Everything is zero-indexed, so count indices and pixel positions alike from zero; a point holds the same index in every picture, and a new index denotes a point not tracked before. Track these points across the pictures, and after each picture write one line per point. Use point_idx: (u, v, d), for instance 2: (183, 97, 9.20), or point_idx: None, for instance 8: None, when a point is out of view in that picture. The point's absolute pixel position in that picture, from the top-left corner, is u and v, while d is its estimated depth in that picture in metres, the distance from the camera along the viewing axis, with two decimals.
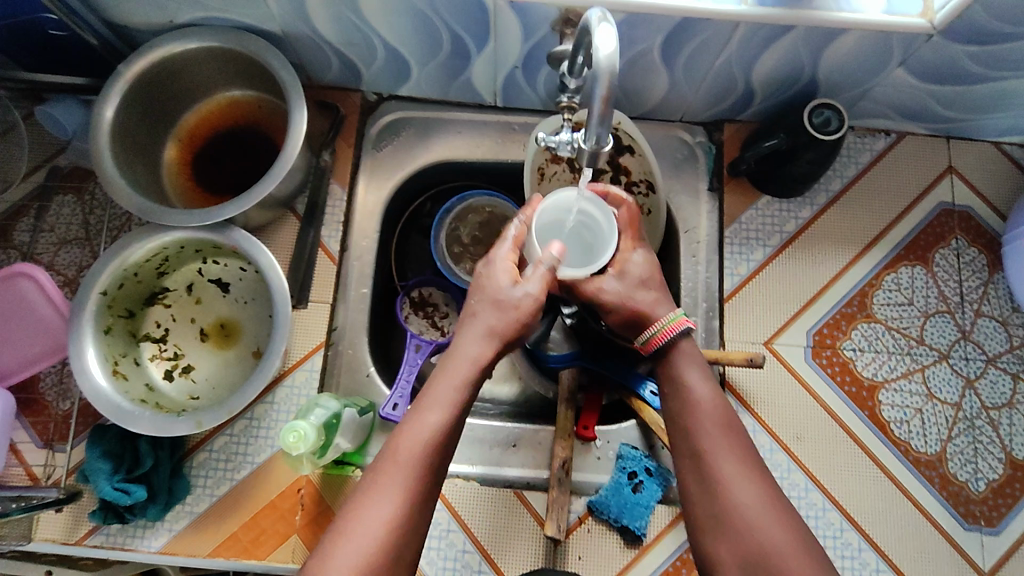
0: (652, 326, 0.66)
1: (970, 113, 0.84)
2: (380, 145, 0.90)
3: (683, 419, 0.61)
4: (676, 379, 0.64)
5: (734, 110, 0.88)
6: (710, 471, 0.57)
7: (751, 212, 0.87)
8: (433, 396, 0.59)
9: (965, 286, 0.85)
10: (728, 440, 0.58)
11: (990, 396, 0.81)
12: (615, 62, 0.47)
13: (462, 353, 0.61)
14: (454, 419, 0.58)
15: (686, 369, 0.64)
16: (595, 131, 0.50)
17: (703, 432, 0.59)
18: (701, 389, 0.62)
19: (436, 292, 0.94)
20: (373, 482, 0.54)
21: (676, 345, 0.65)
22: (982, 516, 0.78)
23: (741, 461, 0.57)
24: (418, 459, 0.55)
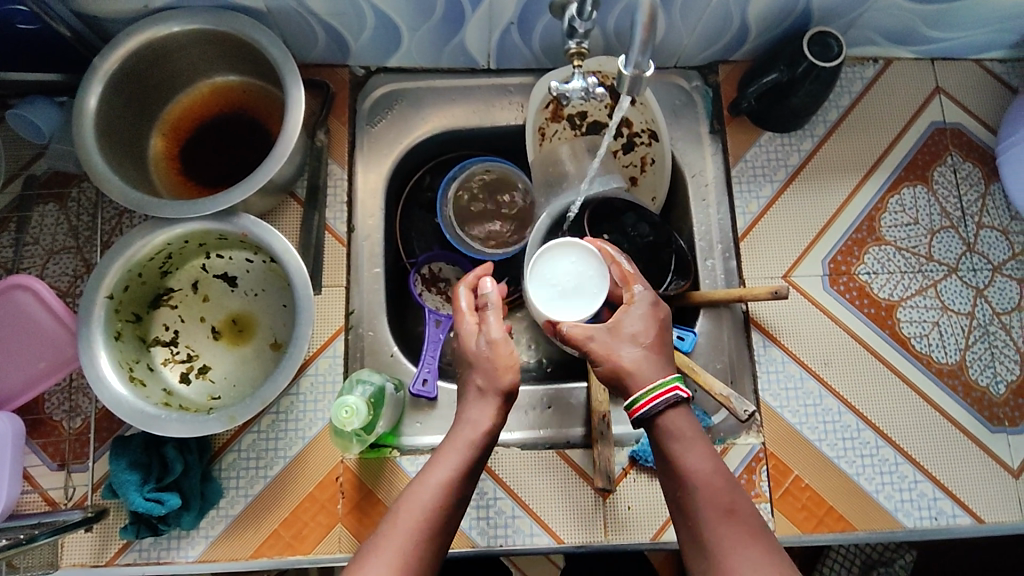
0: (641, 388, 0.62)
1: (954, 31, 0.86)
2: (374, 120, 0.88)
3: (685, 501, 0.59)
4: (669, 457, 0.60)
5: (728, 50, 0.88)
6: (724, 567, 0.54)
7: (755, 149, 0.87)
8: (438, 463, 0.59)
9: (965, 200, 0.87)
10: (733, 529, 0.56)
11: (999, 302, 0.84)
12: None
13: (463, 423, 0.62)
14: (452, 495, 0.58)
15: (681, 449, 0.60)
16: (636, 58, 0.54)
17: (709, 522, 0.56)
18: (700, 467, 0.58)
19: (447, 267, 0.92)
20: (368, 551, 0.54)
21: (665, 417, 0.61)
22: (1006, 417, 0.80)
23: (752, 552, 0.54)
24: (412, 533, 0.55)
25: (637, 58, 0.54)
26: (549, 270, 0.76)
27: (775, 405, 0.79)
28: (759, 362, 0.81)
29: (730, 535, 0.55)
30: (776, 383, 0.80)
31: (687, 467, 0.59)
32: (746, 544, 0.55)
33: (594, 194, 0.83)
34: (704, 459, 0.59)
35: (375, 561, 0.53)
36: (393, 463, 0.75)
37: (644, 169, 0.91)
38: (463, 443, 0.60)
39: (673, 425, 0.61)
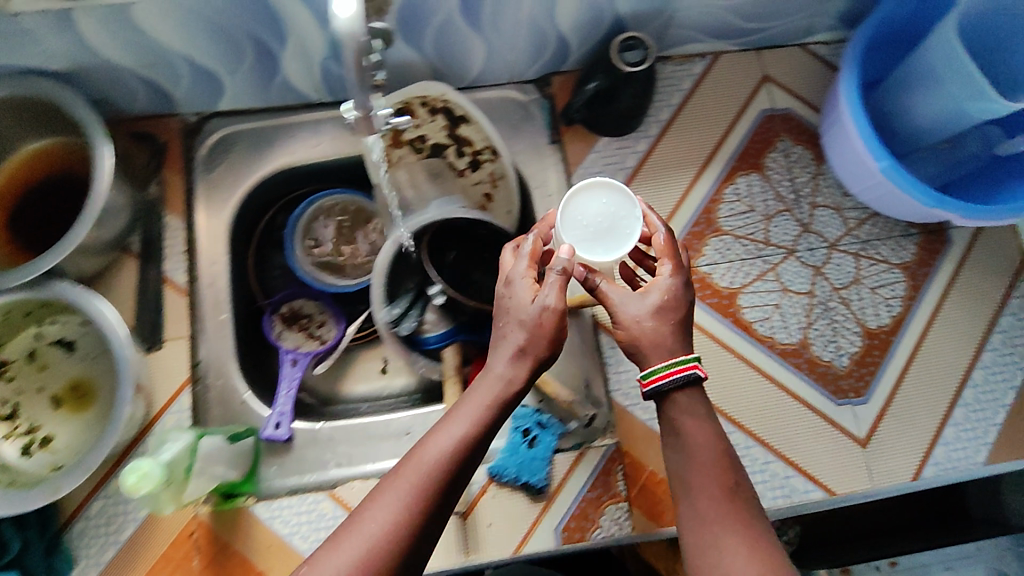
0: (658, 361, 0.59)
1: (770, 21, 0.88)
2: (211, 164, 0.87)
3: (688, 472, 0.58)
4: (671, 427, 0.60)
5: (556, 61, 0.88)
6: (713, 544, 0.55)
7: (592, 156, 0.90)
8: (468, 406, 0.58)
9: (797, 183, 0.90)
10: (730, 502, 0.56)
11: (837, 278, 0.87)
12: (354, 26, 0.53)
13: (492, 370, 0.59)
14: (481, 435, 0.56)
15: (690, 422, 0.59)
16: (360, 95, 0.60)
17: (703, 500, 0.57)
18: (705, 445, 0.58)
19: (308, 302, 0.92)
20: (378, 489, 0.54)
21: (673, 400, 0.60)
22: (851, 389, 0.83)
23: (731, 531, 0.55)
24: (427, 479, 0.53)
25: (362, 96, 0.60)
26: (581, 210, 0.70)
27: (626, 404, 0.81)
28: (608, 364, 0.82)
29: (715, 513, 0.56)
30: (626, 382, 0.82)
31: (690, 453, 0.58)
32: (722, 522, 0.55)
33: (430, 220, 0.85)
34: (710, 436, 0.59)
35: (373, 510, 0.52)
36: (247, 510, 0.75)
37: (495, 185, 0.90)
38: (494, 388, 0.58)
39: (684, 407, 0.60)
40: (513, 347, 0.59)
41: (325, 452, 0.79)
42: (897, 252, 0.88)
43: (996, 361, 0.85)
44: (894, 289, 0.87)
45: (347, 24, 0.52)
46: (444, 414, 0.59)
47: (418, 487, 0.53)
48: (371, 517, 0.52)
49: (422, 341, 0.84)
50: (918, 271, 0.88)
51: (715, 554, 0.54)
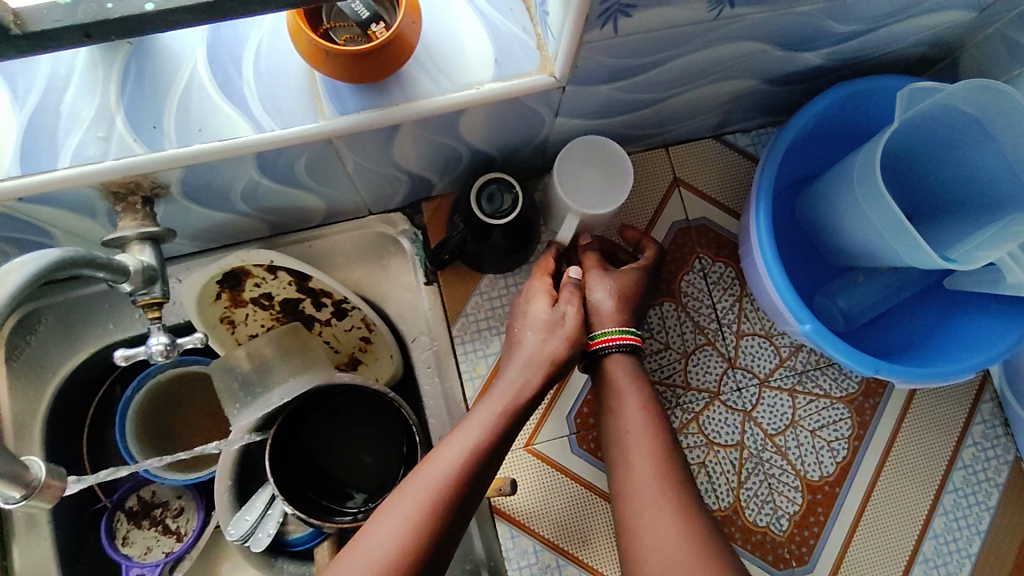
0: (604, 325, 0.65)
1: (673, 124, 0.74)
2: (17, 352, 0.73)
3: (620, 432, 0.62)
4: (610, 389, 0.64)
5: (422, 191, 0.74)
6: (642, 501, 0.57)
7: (476, 298, 0.76)
8: (483, 412, 0.60)
9: (720, 309, 0.77)
10: (648, 448, 0.59)
11: (770, 423, 0.75)
12: None
13: (509, 380, 0.62)
14: (483, 450, 0.57)
15: (622, 391, 0.63)
16: (1, 471, 0.37)
17: (633, 460, 0.59)
18: (633, 409, 0.62)
19: (161, 486, 0.79)
20: (388, 504, 0.55)
21: (609, 359, 0.65)
22: (792, 557, 0.72)
23: (652, 501, 0.56)
24: (441, 488, 0.55)
25: (5, 470, 0.38)
26: (576, 163, 0.67)
27: None
28: (510, 559, 0.70)
29: (645, 470, 0.58)
30: None
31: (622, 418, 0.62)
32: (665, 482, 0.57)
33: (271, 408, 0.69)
34: (636, 400, 0.62)
35: (378, 532, 0.53)
36: None
37: (370, 328, 0.77)
38: (504, 395, 0.61)
39: (614, 370, 0.64)
40: (525, 361, 0.63)
41: None
42: (839, 383, 0.76)
43: (957, 504, 0.74)
44: (838, 430, 0.75)
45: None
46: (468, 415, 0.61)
47: (438, 491, 0.55)
48: (372, 534, 0.53)
49: (285, 541, 0.72)
50: (864, 402, 0.76)
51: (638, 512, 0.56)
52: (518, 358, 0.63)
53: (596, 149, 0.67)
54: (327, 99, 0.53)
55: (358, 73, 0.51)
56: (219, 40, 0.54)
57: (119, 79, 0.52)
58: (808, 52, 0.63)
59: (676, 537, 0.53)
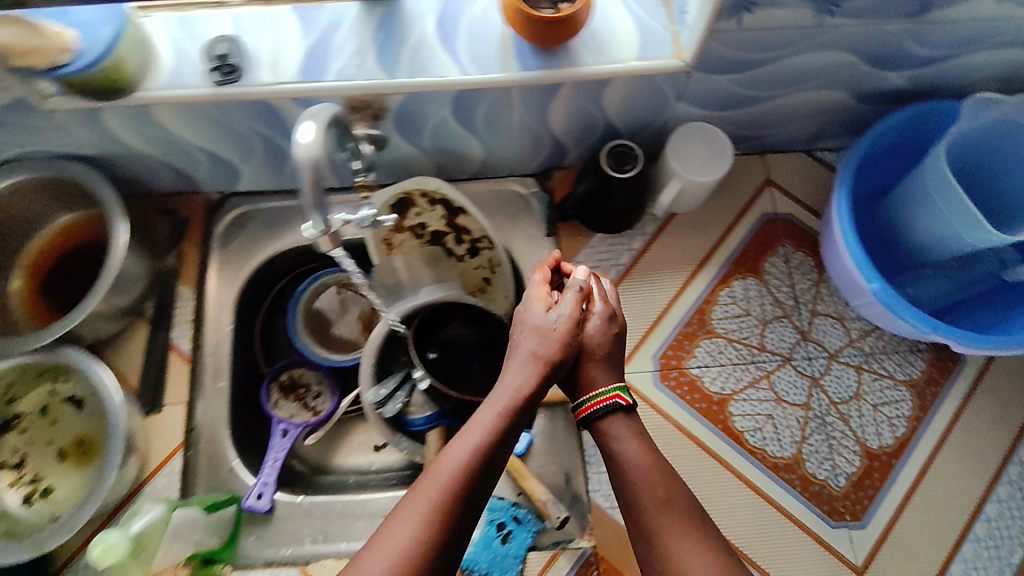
0: (589, 393, 0.69)
1: (773, 129, 0.89)
2: (228, 241, 0.93)
3: (628, 491, 0.65)
4: (612, 451, 0.67)
5: (556, 158, 0.92)
6: (665, 546, 0.61)
7: (588, 250, 0.91)
8: (484, 411, 0.62)
9: (797, 289, 0.89)
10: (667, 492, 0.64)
11: (836, 392, 0.84)
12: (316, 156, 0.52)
13: (507, 381, 0.65)
14: (490, 450, 0.59)
15: (623, 446, 0.67)
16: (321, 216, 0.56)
17: (649, 513, 0.63)
18: (640, 462, 0.66)
19: (308, 371, 0.96)
20: (400, 508, 0.56)
21: (606, 422, 0.68)
22: (846, 511, 0.80)
23: (689, 537, 0.61)
24: (450, 485, 0.57)
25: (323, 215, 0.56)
26: (688, 143, 0.83)
27: (605, 507, 0.81)
28: (590, 464, 0.83)
29: (664, 527, 0.62)
30: (607, 485, 0.81)
31: (628, 471, 0.66)
32: (684, 526, 0.62)
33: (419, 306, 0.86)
34: (642, 452, 0.66)
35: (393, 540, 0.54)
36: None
37: (493, 271, 0.93)
38: (500, 399, 0.63)
39: (612, 429, 0.68)
40: (528, 352, 0.66)
41: (305, 524, 0.82)
42: (903, 368, 0.86)
43: (1010, 495, 0.81)
44: (898, 409, 0.84)
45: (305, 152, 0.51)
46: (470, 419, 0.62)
47: (445, 494, 0.56)
48: (389, 544, 0.53)
49: (407, 422, 0.88)
50: (925, 389, 0.85)
51: (667, 558, 0.60)
52: (519, 361, 0.65)
53: (705, 133, 0.83)
54: (515, 59, 0.73)
55: (542, 37, 0.70)
56: (446, 12, 0.75)
57: (373, 28, 0.74)
58: (894, 73, 0.78)
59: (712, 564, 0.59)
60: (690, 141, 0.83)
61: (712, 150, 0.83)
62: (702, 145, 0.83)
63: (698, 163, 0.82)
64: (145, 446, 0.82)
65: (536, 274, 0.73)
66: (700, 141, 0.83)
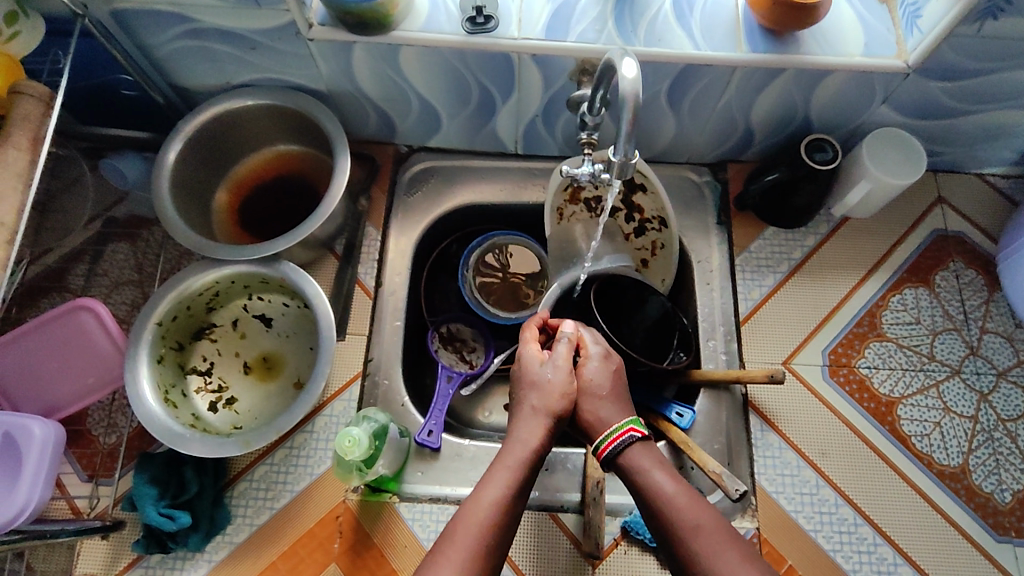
0: (599, 433, 0.69)
1: (956, 145, 0.91)
2: (411, 191, 0.98)
3: (664, 520, 0.62)
4: (643, 481, 0.65)
5: (738, 149, 0.94)
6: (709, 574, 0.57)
7: (759, 242, 0.93)
8: (501, 467, 0.66)
9: (968, 305, 0.90)
10: (705, 517, 0.61)
11: (1005, 409, 0.85)
12: (637, 87, 0.55)
13: (516, 437, 0.69)
14: (507, 502, 0.63)
15: (648, 475, 0.65)
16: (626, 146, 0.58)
17: (689, 540, 0.60)
18: (669, 490, 0.63)
19: (465, 327, 1.00)
20: (431, 559, 0.59)
21: (625, 455, 0.67)
22: (1012, 528, 0.79)
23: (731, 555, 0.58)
24: (474, 536, 0.60)
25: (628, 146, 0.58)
26: (881, 151, 0.86)
27: (770, 490, 0.81)
28: (755, 445, 0.83)
29: (709, 548, 0.59)
30: (772, 468, 0.82)
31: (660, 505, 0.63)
32: (726, 548, 0.58)
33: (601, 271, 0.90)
34: (668, 480, 0.64)
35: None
36: (391, 507, 0.80)
37: (654, 253, 0.96)
38: (514, 451, 0.67)
39: (636, 461, 0.67)
40: (539, 399, 0.71)
41: (467, 468, 0.84)
42: None
43: None
44: None
45: (630, 82, 0.55)
46: (494, 466, 0.67)
47: (479, 533, 0.60)
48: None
49: None
50: None
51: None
52: (533, 409, 0.71)
53: (900, 142, 0.86)
54: (744, 40, 0.76)
55: (782, 22, 0.73)
56: None
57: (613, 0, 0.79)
58: None
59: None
60: (884, 148, 0.85)
61: (907, 158, 0.85)
62: (895, 153, 0.85)
63: (892, 170, 0.85)
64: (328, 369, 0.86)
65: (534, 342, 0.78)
66: (894, 149, 0.85)
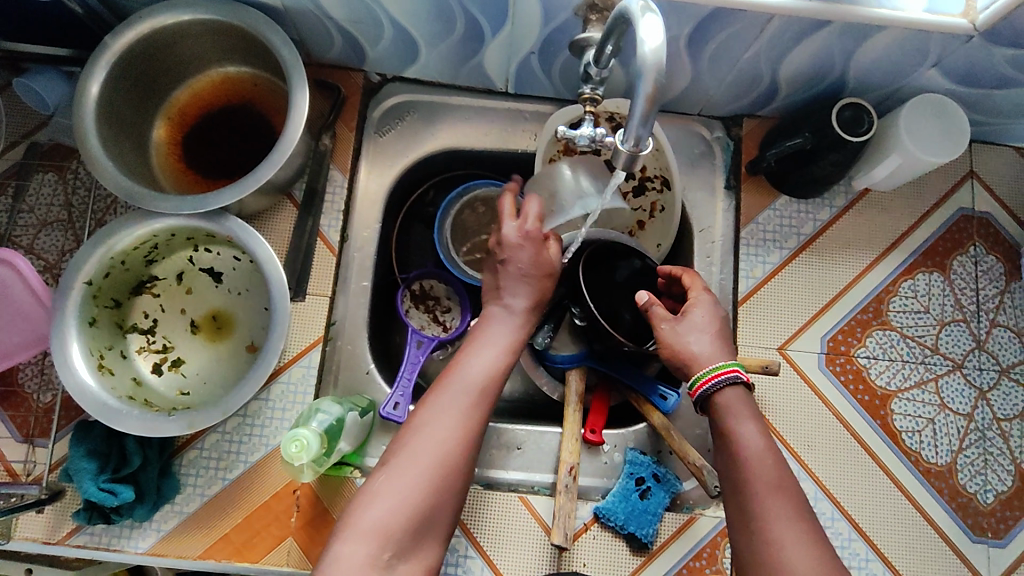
0: (702, 367, 0.63)
1: (1002, 117, 0.80)
2: (383, 128, 0.86)
3: (735, 472, 0.58)
4: (728, 430, 0.60)
5: (756, 104, 0.83)
6: (764, 537, 0.54)
7: (769, 212, 0.84)
8: (485, 343, 0.66)
9: (981, 294, 0.83)
10: (784, 489, 0.56)
11: (1001, 408, 0.81)
12: (660, 57, 0.44)
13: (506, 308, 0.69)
14: (497, 372, 0.64)
15: (737, 424, 0.60)
16: (632, 132, 0.47)
17: (756, 494, 0.56)
18: (756, 443, 0.58)
19: (439, 284, 0.92)
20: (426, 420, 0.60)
21: (722, 395, 0.61)
22: (989, 528, 0.78)
23: (796, 528, 0.54)
24: (470, 400, 0.61)
25: (634, 132, 0.47)
26: (918, 122, 0.75)
27: None
28: None
29: (775, 509, 0.55)
30: None
31: (742, 455, 0.58)
32: (791, 516, 0.55)
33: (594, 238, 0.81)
34: (759, 434, 0.59)
35: (435, 427, 0.59)
36: (352, 483, 0.75)
37: (652, 215, 0.87)
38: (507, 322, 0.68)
39: (731, 404, 0.61)
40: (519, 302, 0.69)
41: None
42: None
43: None
44: None
45: (651, 53, 0.43)
46: (472, 338, 0.67)
47: (469, 398, 0.61)
48: (424, 434, 0.59)
49: (550, 357, 0.84)
50: None
51: (768, 544, 0.54)
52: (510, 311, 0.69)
53: (939, 110, 0.75)
54: None
55: None
56: None
57: None
58: None
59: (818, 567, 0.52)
60: (921, 115, 0.75)
61: (948, 131, 0.75)
62: (935, 124, 0.75)
63: (928, 149, 0.75)
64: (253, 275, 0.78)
65: (641, 295, 0.70)
66: (932, 119, 0.75)
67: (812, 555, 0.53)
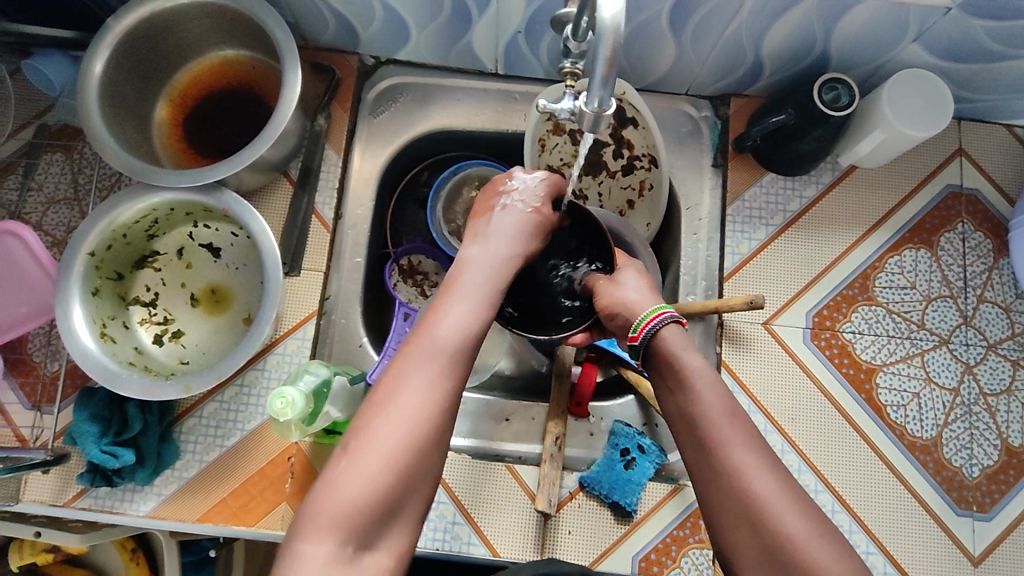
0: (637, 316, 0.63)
1: (989, 94, 0.81)
2: (377, 111, 0.88)
3: (687, 406, 0.56)
4: (673, 363, 0.58)
5: (742, 83, 0.84)
6: (722, 467, 0.52)
7: (755, 189, 0.85)
8: (458, 303, 0.59)
9: (969, 271, 0.83)
10: (733, 422, 0.54)
11: (988, 383, 0.81)
12: (619, 22, 0.46)
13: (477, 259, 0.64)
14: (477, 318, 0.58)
15: (685, 352, 0.59)
16: (597, 92, 0.51)
17: (711, 425, 0.54)
18: (700, 370, 0.57)
19: (426, 260, 0.95)
20: (402, 366, 0.54)
21: (662, 334, 0.61)
22: (975, 502, 0.78)
23: (752, 450, 0.53)
24: (449, 343, 0.55)
25: (598, 93, 0.51)
26: (900, 98, 0.76)
27: None
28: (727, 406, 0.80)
29: (726, 431, 0.54)
30: None
31: (690, 390, 0.56)
32: (744, 438, 0.54)
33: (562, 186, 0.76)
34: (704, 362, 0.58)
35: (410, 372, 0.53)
36: None
37: (641, 194, 0.88)
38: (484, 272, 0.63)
39: (671, 339, 0.60)
40: (490, 267, 0.63)
41: None
42: None
43: None
44: None
45: (611, 19, 0.45)
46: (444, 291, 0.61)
47: (440, 358, 0.54)
48: (398, 402, 0.51)
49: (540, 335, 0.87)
50: None
51: (731, 473, 0.52)
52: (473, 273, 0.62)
53: (922, 85, 0.76)
54: None
55: None
56: None
57: None
58: None
59: (775, 487, 0.51)
60: (905, 92, 0.76)
61: (932, 107, 0.76)
62: (917, 103, 0.76)
63: (911, 125, 0.76)
64: (231, 287, 0.81)
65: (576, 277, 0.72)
66: (916, 94, 0.76)
67: (772, 476, 0.52)
